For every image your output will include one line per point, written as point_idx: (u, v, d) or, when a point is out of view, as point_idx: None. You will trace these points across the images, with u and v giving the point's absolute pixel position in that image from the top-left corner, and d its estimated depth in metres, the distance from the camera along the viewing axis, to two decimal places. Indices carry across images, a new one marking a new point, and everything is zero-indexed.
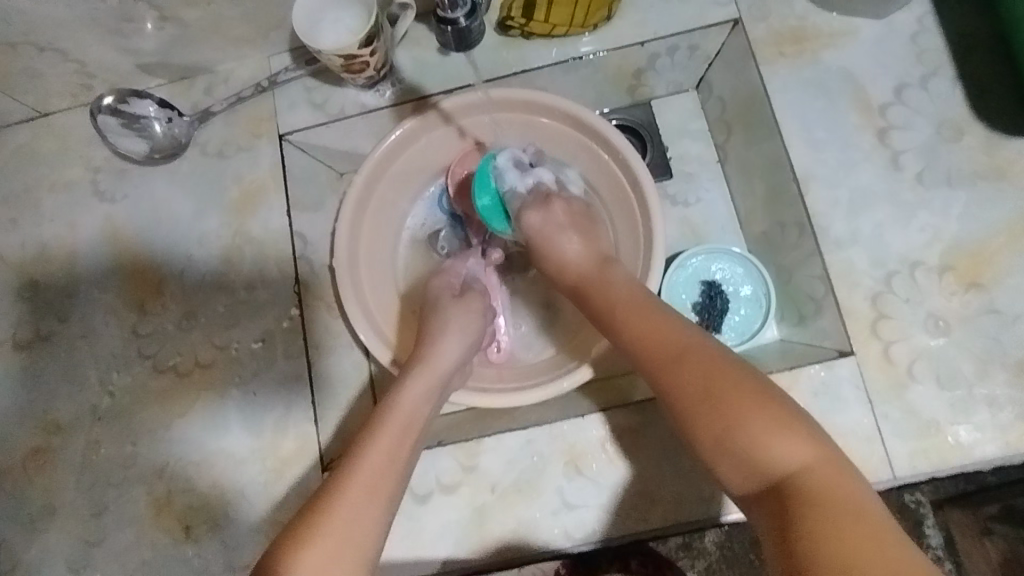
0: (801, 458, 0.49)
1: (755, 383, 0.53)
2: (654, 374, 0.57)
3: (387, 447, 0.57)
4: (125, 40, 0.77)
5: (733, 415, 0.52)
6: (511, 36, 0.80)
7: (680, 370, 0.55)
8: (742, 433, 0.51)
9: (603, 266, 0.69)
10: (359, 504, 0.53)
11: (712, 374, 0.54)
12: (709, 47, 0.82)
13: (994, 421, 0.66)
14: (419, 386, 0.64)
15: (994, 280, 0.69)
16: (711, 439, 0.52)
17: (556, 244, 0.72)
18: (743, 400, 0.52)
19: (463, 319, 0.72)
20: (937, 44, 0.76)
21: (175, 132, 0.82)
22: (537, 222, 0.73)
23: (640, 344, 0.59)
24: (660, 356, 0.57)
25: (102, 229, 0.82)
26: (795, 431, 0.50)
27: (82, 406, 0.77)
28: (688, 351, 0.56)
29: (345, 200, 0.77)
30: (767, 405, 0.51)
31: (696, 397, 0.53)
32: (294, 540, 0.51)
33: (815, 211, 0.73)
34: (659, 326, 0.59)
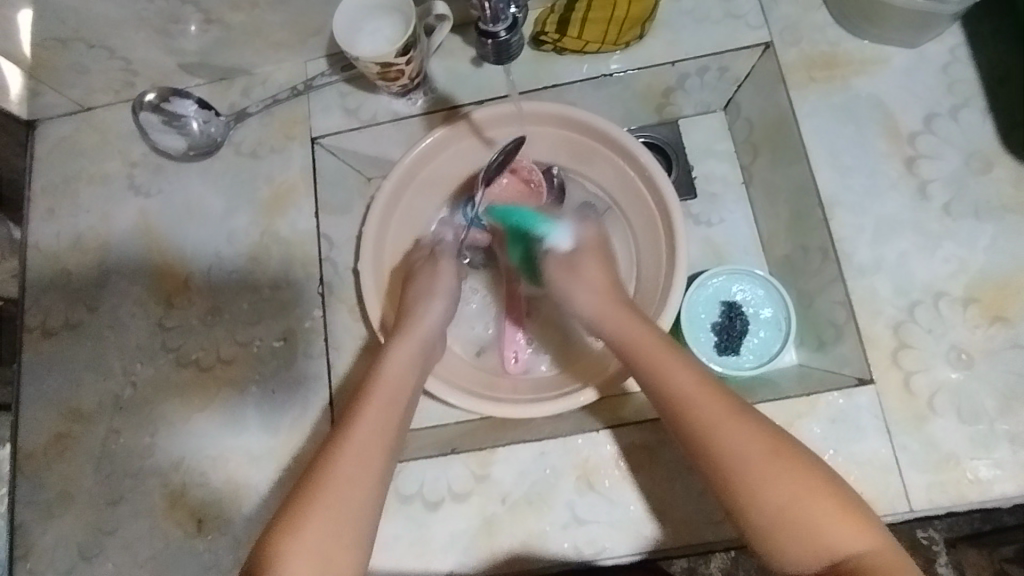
0: (858, 539, 0.51)
1: (807, 461, 0.54)
2: (697, 439, 0.56)
3: (376, 419, 0.58)
4: (169, 40, 0.79)
5: (795, 493, 0.52)
6: (543, 51, 0.82)
7: (736, 436, 0.54)
8: (808, 513, 0.51)
9: (629, 312, 0.67)
10: (347, 480, 0.54)
11: (769, 448, 0.54)
12: (739, 69, 0.83)
13: (1015, 458, 0.65)
14: (401, 353, 0.64)
15: (1019, 315, 0.69)
16: (767, 514, 0.52)
17: (575, 291, 0.70)
18: (802, 478, 0.52)
19: (442, 285, 0.73)
20: (969, 75, 0.76)
21: (212, 132, 0.85)
22: (565, 254, 0.74)
23: (682, 405, 0.57)
24: (707, 420, 0.55)
25: (135, 223, 0.84)
26: (852, 512, 0.52)
27: (106, 395, 0.79)
28: (742, 419, 0.55)
29: (373, 203, 0.79)
30: (821, 483, 0.52)
31: (751, 470, 0.53)
32: (285, 522, 0.52)
33: (840, 237, 0.72)
34: (707, 388, 0.58)
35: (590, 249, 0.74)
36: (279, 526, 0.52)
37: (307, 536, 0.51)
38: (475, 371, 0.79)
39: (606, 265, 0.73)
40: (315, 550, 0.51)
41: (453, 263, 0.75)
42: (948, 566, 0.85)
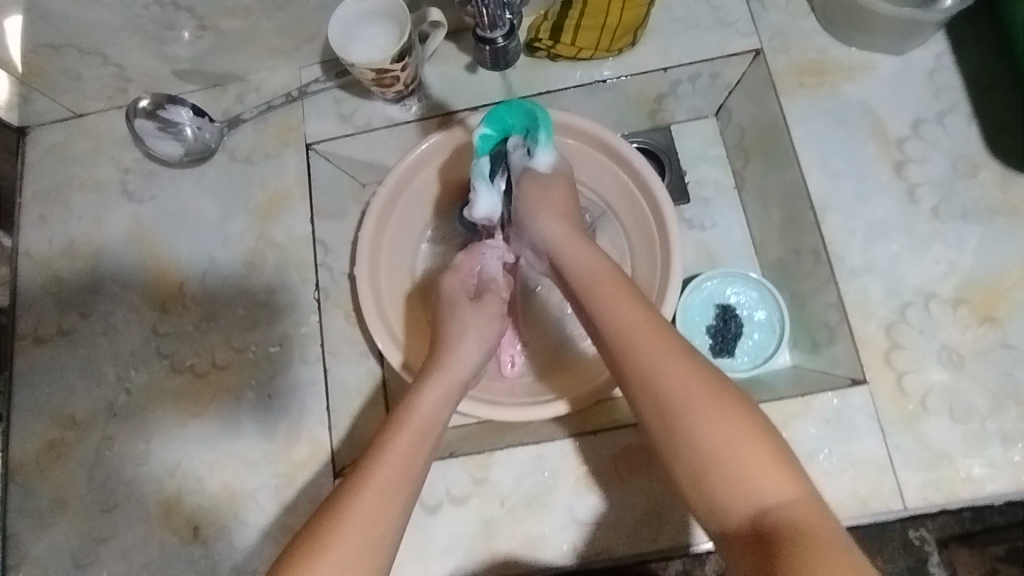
0: (780, 491, 0.48)
1: (744, 407, 0.52)
2: (641, 373, 0.55)
3: (403, 454, 0.57)
4: (164, 46, 0.79)
5: (728, 436, 0.50)
6: (537, 58, 0.83)
7: (668, 374, 0.54)
8: (727, 455, 0.50)
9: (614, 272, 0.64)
10: (371, 514, 0.53)
11: (708, 390, 0.52)
12: (730, 75, 0.84)
13: (1007, 456, 0.66)
14: (435, 390, 0.63)
15: (1008, 315, 0.70)
16: (698, 452, 0.51)
17: (568, 253, 0.68)
18: (736, 420, 0.51)
19: (483, 327, 0.71)
20: (955, 81, 0.77)
21: (206, 137, 0.84)
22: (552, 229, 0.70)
23: (628, 336, 0.57)
24: (650, 357, 0.55)
25: (129, 229, 0.83)
26: (778, 464, 0.49)
27: (99, 402, 0.78)
28: (682, 357, 0.55)
29: (369, 208, 0.79)
30: (758, 433, 0.51)
31: (688, 406, 0.52)
32: (305, 549, 0.51)
33: (832, 239, 0.74)
34: (648, 328, 0.58)
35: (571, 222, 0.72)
36: (296, 552, 0.51)
37: (327, 570, 0.50)
38: None
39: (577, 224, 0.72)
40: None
41: (497, 306, 0.74)
42: (940, 566, 0.85)
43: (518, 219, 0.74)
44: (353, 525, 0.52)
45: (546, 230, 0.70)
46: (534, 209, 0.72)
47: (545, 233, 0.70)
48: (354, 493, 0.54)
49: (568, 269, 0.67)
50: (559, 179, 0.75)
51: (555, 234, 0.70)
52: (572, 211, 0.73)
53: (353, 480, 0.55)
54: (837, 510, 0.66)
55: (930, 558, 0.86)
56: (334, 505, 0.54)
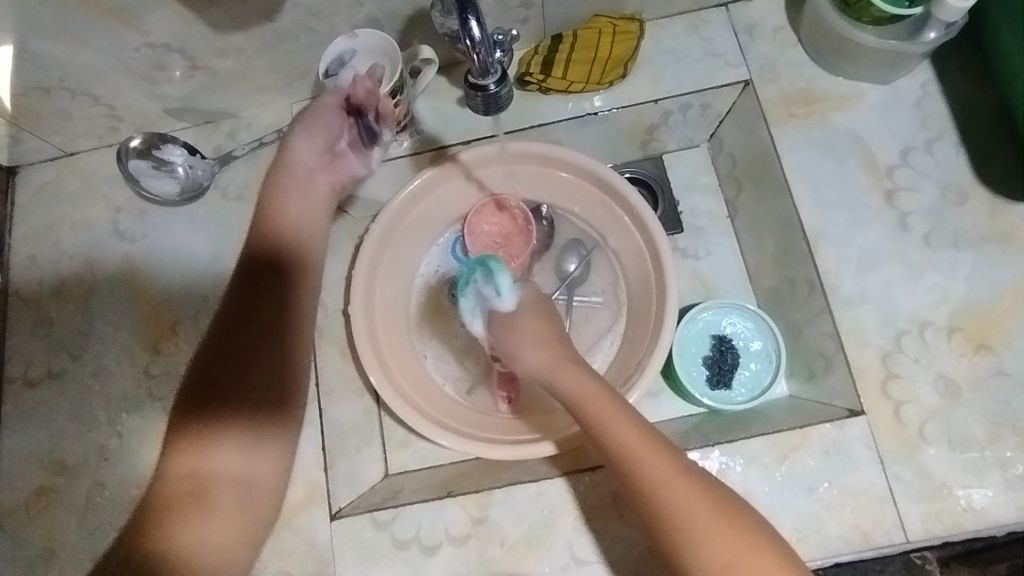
0: None
1: (747, 518, 0.54)
2: (643, 494, 0.56)
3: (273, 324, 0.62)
4: (155, 86, 0.79)
5: (733, 555, 0.52)
6: (529, 91, 0.83)
7: (667, 497, 0.55)
8: (732, 573, 0.52)
9: (604, 391, 0.62)
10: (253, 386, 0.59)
11: (708, 505, 0.54)
12: (719, 105, 0.85)
13: (1007, 487, 0.66)
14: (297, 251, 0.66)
15: (1002, 343, 0.70)
16: (707, 570, 0.53)
17: (561, 380, 0.65)
18: (739, 535, 0.53)
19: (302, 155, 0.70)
20: (941, 110, 0.78)
21: (197, 175, 0.84)
22: (541, 362, 0.67)
23: (625, 455, 0.57)
24: (650, 479, 0.56)
25: (121, 268, 0.83)
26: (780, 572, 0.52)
27: (89, 446, 0.77)
28: (684, 477, 0.55)
29: (363, 246, 0.79)
30: (761, 542, 0.53)
31: (693, 525, 0.54)
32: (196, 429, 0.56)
33: (826, 269, 0.74)
34: (640, 444, 0.57)
35: (550, 339, 0.69)
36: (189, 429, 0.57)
37: (223, 435, 0.56)
38: (466, 410, 0.79)
39: (567, 350, 0.69)
40: (234, 448, 0.56)
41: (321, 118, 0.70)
42: None
43: (504, 352, 0.71)
44: (233, 388, 0.58)
45: (532, 361, 0.68)
46: (518, 339, 0.69)
47: (531, 366, 0.68)
48: (233, 364, 0.59)
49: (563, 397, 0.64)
50: (529, 313, 0.72)
51: (544, 363, 0.67)
52: (553, 332, 0.70)
53: (232, 350, 0.59)
54: (839, 543, 0.66)
55: None
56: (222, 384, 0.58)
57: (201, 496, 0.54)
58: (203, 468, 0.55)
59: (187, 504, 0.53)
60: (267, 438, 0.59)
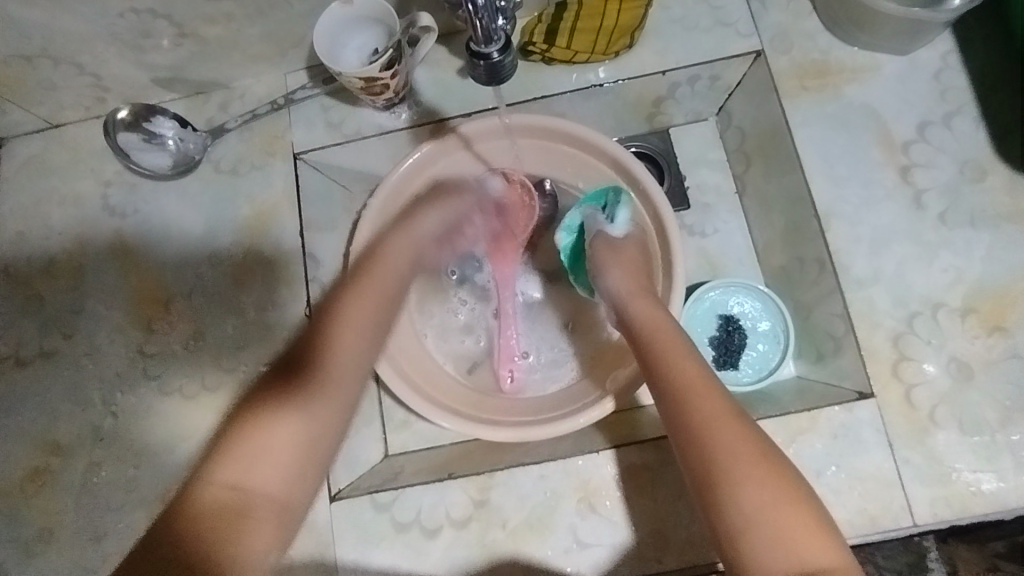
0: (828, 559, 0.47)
1: (793, 479, 0.51)
2: (690, 426, 0.54)
3: (339, 355, 0.59)
4: (143, 54, 0.76)
5: (771, 501, 0.50)
6: (532, 61, 0.80)
7: (715, 433, 0.53)
8: (770, 522, 0.49)
9: (671, 328, 0.63)
10: (306, 410, 0.54)
11: (755, 451, 0.52)
12: (729, 77, 0.82)
13: (1018, 471, 0.65)
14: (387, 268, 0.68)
15: (1017, 325, 0.68)
16: (741, 510, 0.50)
17: (636, 306, 0.66)
18: (781, 485, 0.50)
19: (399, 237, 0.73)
20: (960, 82, 0.75)
21: (188, 148, 0.82)
22: (623, 285, 0.69)
23: (678, 387, 0.57)
24: (703, 414, 0.54)
25: (112, 245, 0.81)
26: (820, 535, 0.49)
27: (85, 426, 0.75)
28: (737, 419, 0.54)
29: (360, 223, 0.76)
30: (802, 500, 0.50)
31: (735, 463, 0.51)
32: (237, 446, 0.51)
33: (837, 248, 0.72)
34: (697, 380, 0.57)
35: (638, 269, 0.71)
36: (228, 451, 0.51)
37: (281, 450, 0.51)
38: (467, 391, 0.77)
39: (648, 283, 0.71)
40: (287, 463, 0.51)
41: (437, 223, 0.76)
42: (940, 561, 0.86)
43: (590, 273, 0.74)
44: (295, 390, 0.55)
45: (614, 280, 0.70)
46: (607, 260, 0.72)
47: (613, 288, 0.70)
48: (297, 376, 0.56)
49: (632, 320, 0.65)
50: (633, 242, 0.74)
51: (622, 288, 0.69)
52: (644, 267, 0.72)
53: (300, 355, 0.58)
54: (844, 528, 0.65)
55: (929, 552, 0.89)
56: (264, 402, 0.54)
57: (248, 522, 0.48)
58: (249, 491, 0.49)
59: (222, 539, 0.46)
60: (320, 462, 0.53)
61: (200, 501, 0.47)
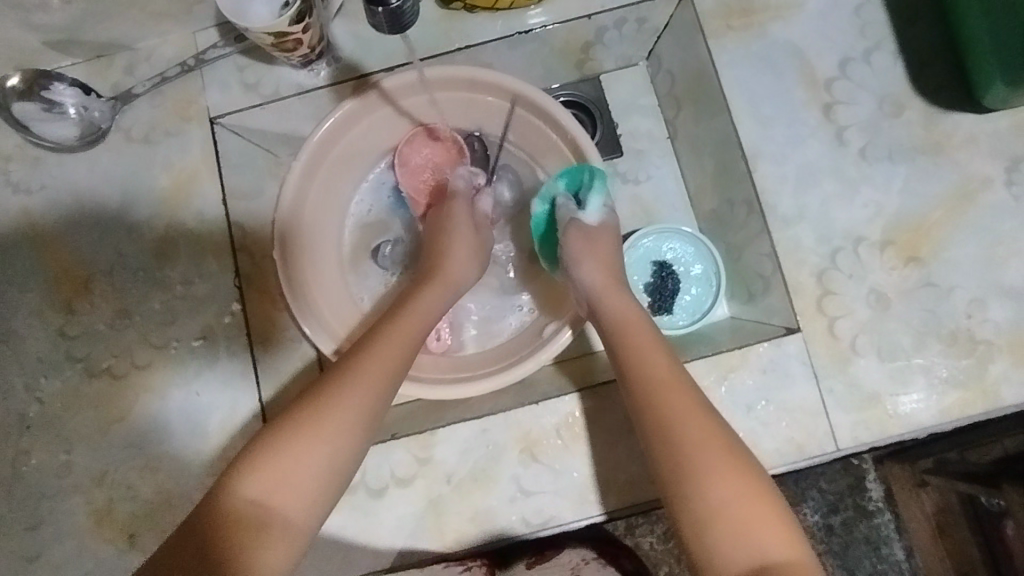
0: (787, 553, 0.48)
1: (757, 472, 0.52)
2: (659, 421, 0.56)
3: (377, 375, 0.57)
4: (29, 14, 0.70)
5: (732, 495, 0.50)
6: (452, 9, 0.77)
7: (684, 427, 0.54)
8: (734, 516, 0.50)
9: (639, 322, 0.64)
10: (346, 428, 0.54)
11: (724, 447, 0.53)
12: (657, 19, 0.80)
13: (932, 392, 0.69)
14: (433, 292, 0.67)
15: (931, 254, 0.71)
16: (705, 502, 0.51)
17: (609, 303, 0.66)
18: (746, 479, 0.51)
19: (467, 237, 0.72)
20: (880, 17, 0.76)
21: (94, 116, 0.77)
22: (598, 280, 0.68)
23: (646, 381, 0.58)
24: (673, 407, 0.56)
25: (20, 223, 0.76)
26: (783, 529, 0.49)
27: (8, 415, 0.73)
28: (701, 415, 0.55)
29: (283, 187, 0.73)
30: (763, 493, 0.51)
31: (702, 460, 0.52)
32: (276, 445, 0.52)
33: (764, 189, 0.73)
34: (669, 376, 0.58)
35: (611, 264, 0.70)
36: (264, 454, 0.51)
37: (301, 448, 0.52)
38: None
39: (619, 277, 0.70)
40: (295, 457, 0.51)
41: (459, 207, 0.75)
42: (877, 482, 0.97)
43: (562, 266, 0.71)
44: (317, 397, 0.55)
45: (588, 278, 0.68)
46: (578, 253, 0.70)
47: (586, 283, 0.68)
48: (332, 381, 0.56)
49: (607, 318, 0.65)
50: (607, 236, 0.72)
51: (596, 284, 0.68)
52: (616, 261, 0.71)
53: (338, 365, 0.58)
54: (773, 457, 0.68)
55: (868, 475, 0.98)
56: (305, 407, 0.54)
57: (262, 522, 0.49)
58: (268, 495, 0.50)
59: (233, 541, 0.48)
60: (332, 463, 0.53)
61: (239, 498, 0.50)
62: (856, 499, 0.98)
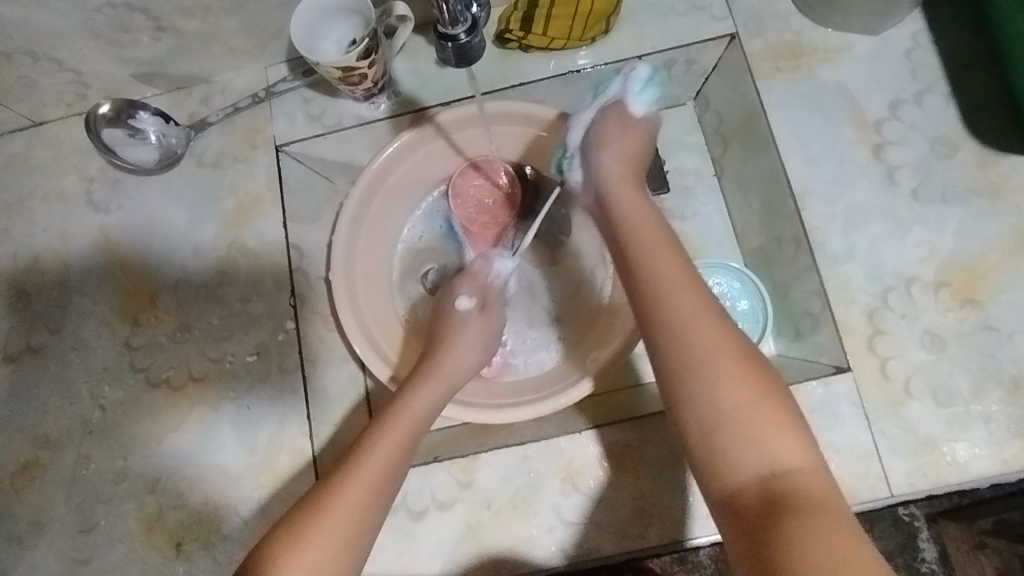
0: (794, 461, 0.48)
1: (767, 372, 0.52)
2: (669, 319, 0.55)
3: (359, 495, 0.55)
4: (122, 49, 0.76)
5: (740, 399, 0.50)
6: (509, 49, 0.80)
7: (697, 327, 0.53)
8: (741, 422, 0.49)
9: (650, 223, 0.63)
10: (330, 560, 0.51)
11: (736, 350, 0.52)
12: (705, 61, 0.83)
13: (990, 439, 0.66)
14: (428, 392, 0.65)
15: (988, 296, 0.69)
16: (712, 405, 0.50)
17: (621, 195, 0.66)
18: (757, 384, 0.51)
19: (474, 335, 0.71)
20: (931, 61, 0.76)
21: (171, 143, 0.82)
22: (615, 170, 0.68)
23: (660, 283, 0.57)
24: (682, 305, 0.55)
25: (96, 240, 0.81)
26: (792, 434, 0.49)
27: (73, 420, 0.76)
28: (713, 312, 0.54)
29: (342, 212, 0.77)
30: (773, 395, 0.50)
31: (709, 360, 0.52)
32: (276, 563, 0.50)
33: (812, 226, 0.73)
34: (682, 276, 0.57)
35: (630, 159, 0.69)
36: None
37: None
38: None
39: (639, 173, 0.70)
40: None
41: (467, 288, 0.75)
42: (931, 541, 0.88)
43: (580, 147, 0.71)
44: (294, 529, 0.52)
45: (605, 166, 0.69)
46: (597, 139, 0.70)
47: (604, 172, 0.68)
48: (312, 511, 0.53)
49: (616, 206, 0.66)
50: (642, 126, 0.71)
51: (610, 174, 0.68)
52: (641, 160, 0.70)
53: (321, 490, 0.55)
54: None
55: (920, 534, 0.89)
56: (300, 515, 0.53)
57: None
58: None
59: None
60: None
61: None
62: (907, 558, 0.89)
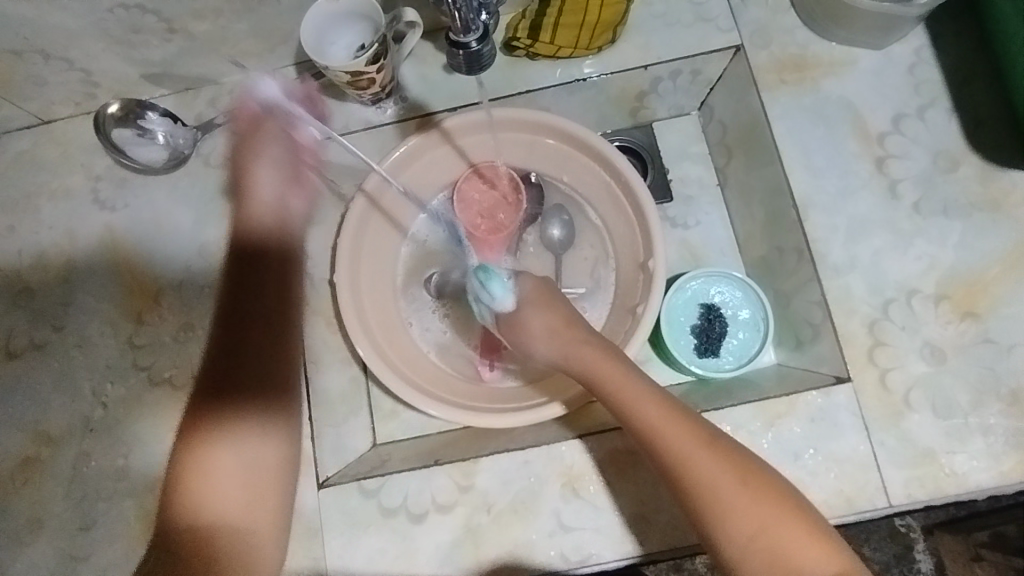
0: (827, 566, 0.53)
1: (774, 484, 0.57)
2: (671, 464, 0.58)
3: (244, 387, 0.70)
4: (132, 49, 0.77)
5: (759, 524, 0.55)
6: (516, 57, 0.81)
7: (699, 466, 0.57)
8: (769, 545, 0.54)
9: (613, 365, 0.64)
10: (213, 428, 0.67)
11: (740, 478, 0.56)
12: (711, 71, 0.83)
13: (989, 452, 0.67)
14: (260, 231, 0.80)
15: (989, 310, 0.70)
16: (736, 536, 0.55)
17: (581, 361, 0.65)
18: (769, 502, 0.55)
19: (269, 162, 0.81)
20: (934, 75, 0.77)
21: (179, 143, 0.83)
22: (554, 350, 0.67)
23: (649, 427, 0.59)
24: (678, 447, 0.58)
25: (101, 237, 0.82)
26: (818, 542, 0.54)
27: (74, 417, 0.75)
28: (709, 447, 0.57)
29: (347, 216, 0.77)
30: (788, 508, 0.55)
31: (720, 497, 0.56)
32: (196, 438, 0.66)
33: (815, 238, 0.73)
34: (667, 413, 0.59)
35: (557, 316, 0.69)
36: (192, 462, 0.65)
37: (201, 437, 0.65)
38: (459, 381, 0.79)
39: (575, 328, 0.68)
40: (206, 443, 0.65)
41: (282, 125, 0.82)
42: (926, 552, 0.90)
43: (514, 339, 0.71)
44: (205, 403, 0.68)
45: (539, 350, 0.69)
46: (526, 334, 0.69)
47: (546, 355, 0.68)
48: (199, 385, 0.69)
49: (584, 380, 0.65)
50: (531, 293, 0.72)
51: (554, 352, 0.67)
52: (564, 312, 0.69)
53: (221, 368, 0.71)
54: (823, 508, 0.67)
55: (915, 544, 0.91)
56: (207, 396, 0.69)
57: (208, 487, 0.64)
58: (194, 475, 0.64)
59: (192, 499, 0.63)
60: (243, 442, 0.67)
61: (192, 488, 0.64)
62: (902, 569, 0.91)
